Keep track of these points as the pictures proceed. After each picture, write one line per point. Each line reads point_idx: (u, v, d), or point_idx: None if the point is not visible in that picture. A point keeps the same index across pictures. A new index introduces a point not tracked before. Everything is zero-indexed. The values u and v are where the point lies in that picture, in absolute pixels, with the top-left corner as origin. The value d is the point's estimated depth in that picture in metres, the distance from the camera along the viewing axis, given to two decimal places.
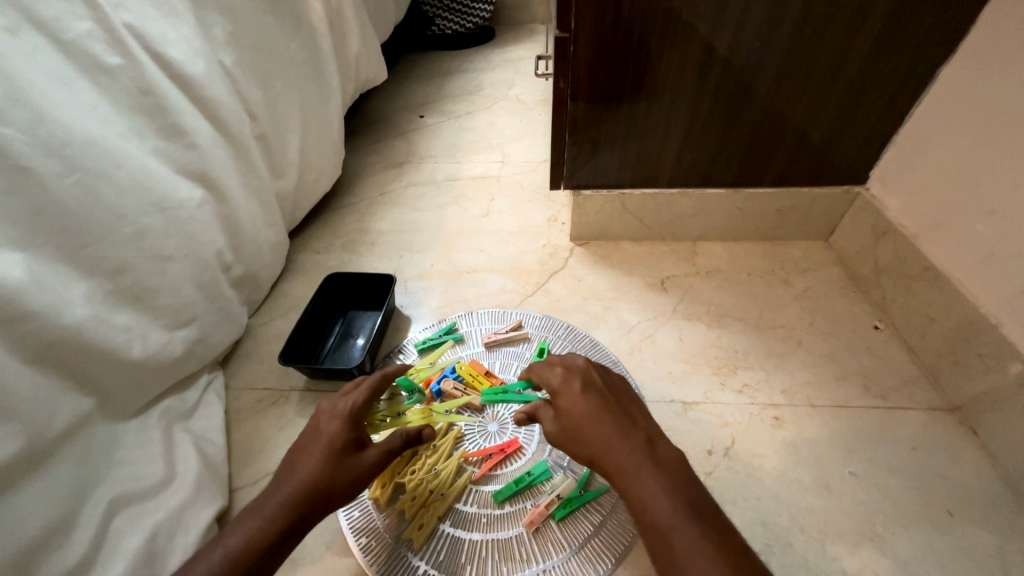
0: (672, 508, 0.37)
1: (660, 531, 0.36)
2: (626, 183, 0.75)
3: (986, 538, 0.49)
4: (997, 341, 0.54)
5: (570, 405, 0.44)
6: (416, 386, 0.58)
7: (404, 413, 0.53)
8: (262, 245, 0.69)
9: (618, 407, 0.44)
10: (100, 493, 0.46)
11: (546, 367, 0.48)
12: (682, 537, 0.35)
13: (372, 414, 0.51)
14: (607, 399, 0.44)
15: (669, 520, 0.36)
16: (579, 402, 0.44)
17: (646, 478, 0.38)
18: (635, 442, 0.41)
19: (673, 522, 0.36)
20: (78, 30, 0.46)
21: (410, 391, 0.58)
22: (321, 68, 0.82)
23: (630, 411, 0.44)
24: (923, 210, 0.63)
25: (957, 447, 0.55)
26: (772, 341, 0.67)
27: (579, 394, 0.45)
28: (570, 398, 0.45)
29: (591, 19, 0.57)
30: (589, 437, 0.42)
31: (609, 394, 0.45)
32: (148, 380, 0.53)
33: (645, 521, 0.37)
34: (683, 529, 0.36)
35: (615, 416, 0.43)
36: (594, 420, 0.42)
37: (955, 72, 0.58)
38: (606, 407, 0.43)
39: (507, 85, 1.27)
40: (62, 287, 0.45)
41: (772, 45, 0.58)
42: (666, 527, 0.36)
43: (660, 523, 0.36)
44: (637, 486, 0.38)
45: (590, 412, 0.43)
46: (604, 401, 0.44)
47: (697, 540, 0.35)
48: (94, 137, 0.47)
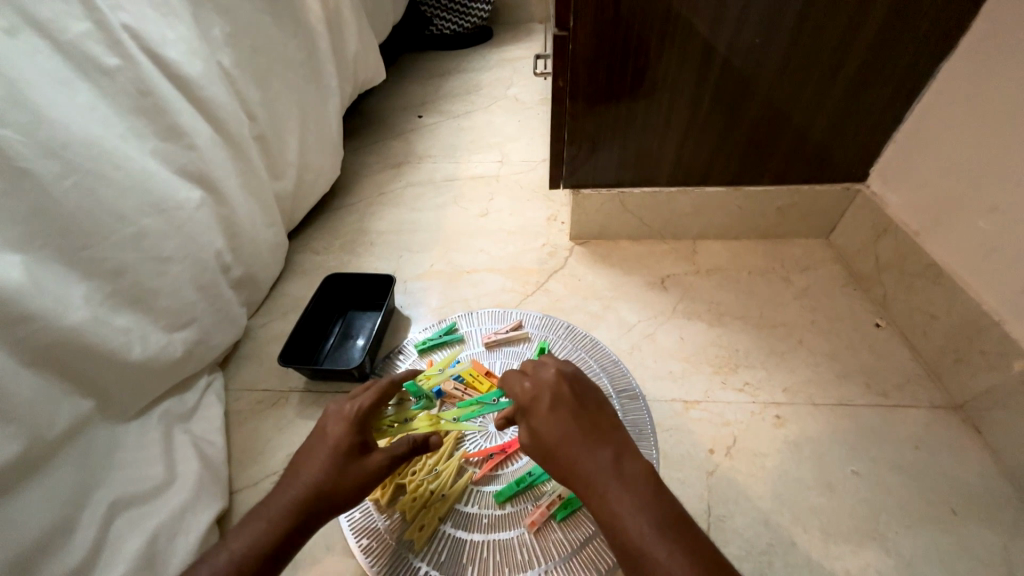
0: (640, 529, 0.37)
1: (630, 552, 0.37)
2: (626, 182, 0.74)
3: (990, 536, 0.49)
4: (1000, 339, 0.54)
5: (539, 423, 0.44)
6: (424, 391, 0.57)
7: (410, 420, 0.53)
8: (262, 246, 0.69)
9: (588, 422, 0.43)
10: (100, 496, 0.46)
11: (517, 380, 0.48)
12: (650, 558, 0.36)
13: (380, 419, 0.52)
14: (576, 414, 0.44)
15: (638, 540, 0.37)
16: (546, 420, 0.44)
17: (614, 499, 0.39)
18: (604, 460, 0.41)
19: (641, 543, 0.37)
20: (76, 31, 0.46)
21: (417, 396, 0.57)
22: (319, 68, 0.82)
23: (601, 424, 0.43)
24: (924, 206, 0.63)
25: (960, 445, 0.55)
26: (773, 339, 0.66)
27: (547, 411, 0.44)
28: (539, 415, 0.44)
29: (589, 17, 0.57)
30: (558, 457, 0.42)
31: (579, 408, 0.44)
32: (147, 382, 0.53)
33: (616, 540, 0.38)
34: (650, 550, 0.36)
35: (583, 433, 0.42)
36: (562, 438, 0.42)
37: (956, 68, 0.57)
38: (575, 424, 0.43)
39: (505, 84, 1.27)
40: (62, 289, 0.45)
41: (770, 43, 0.58)
42: (634, 548, 0.37)
43: (629, 543, 0.37)
44: (605, 505, 0.39)
45: (558, 430, 0.43)
46: (573, 417, 0.44)
47: (664, 561, 0.35)
48: (93, 139, 0.47)
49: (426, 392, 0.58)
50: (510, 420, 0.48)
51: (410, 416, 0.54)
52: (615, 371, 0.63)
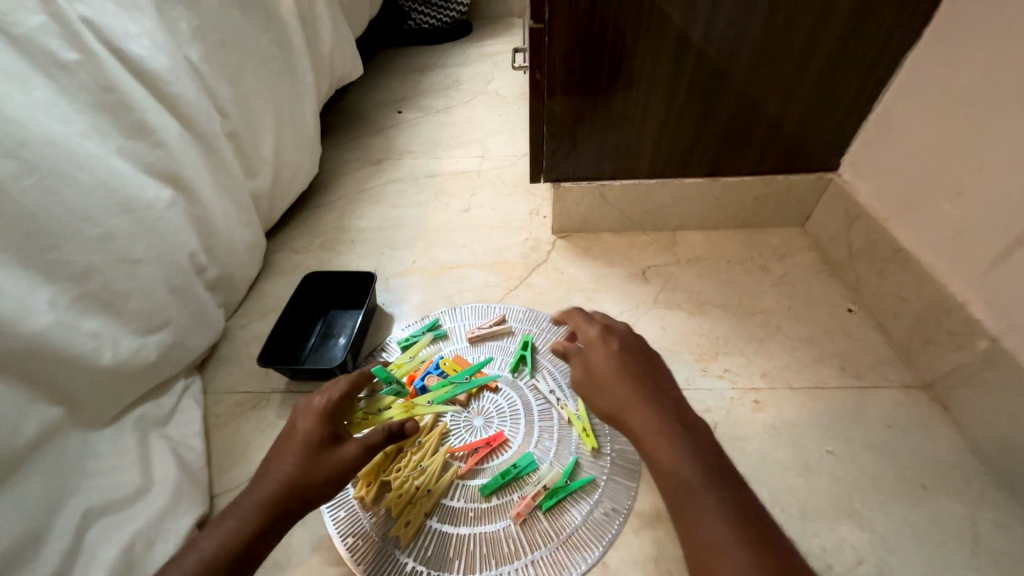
0: (691, 474, 0.39)
1: (676, 491, 0.39)
2: (605, 175, 0.75)
3: (958, 508, 0.51)
4: (964, 319, 0.56)
5: (607, 376, 0.47)
6: (396, 377, 0.58)
7: (383, 409, 0.54)
8: (238, 246, 0.68)
9: (649, 382, 0.46)
10: (73, 505, 0.44)
11: (585, 326, 0.52)
12: (700, 500, 0.38)
13: (353, 412, 0.52)
14: (641, 374, 0.47)
15: (689, 480, 0.39)
16: (616, 375, 0.47)
17: (669, 443, 0.41)
18: (658, 414, 0.43)
19: (689, 484, 0.39)
20: (31, 25, 0.44)
21: (388, 382, 0.58)
22: (294, 63, 0.80)
23: (661, 385, 0.46)
24: (892, 194, 0.65)
25: (929, 423, 0.57)
26: (751, 326, 0.68)
27: (615, 368, 0.47)
28: (608, 370, 0.47)
29: (565, 9, 0.57)
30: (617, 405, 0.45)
31: (647, 370, 0.47)
32: (120, 387, 0.51)
33: (664, 479, 0.40)
34: (697, 491, 0.38)
35: (643, 388, 0.45)
36: (624, 390, 0.45)
37: (922, 58, 0.59)
38: (639, 380, 0.46)
39: (485, 79, 1.26)
40: (24, 294, 0.43)
41: (744, 34, 0.59)
42: (682, 488, 0.39)
43: (678, 484, 0.39)
44: (659, 449, 0.41)
45: (624, 383, 0.46)
46: (639, 376, 0.47)
47: (712, 501, 0.38)
48: (51, 136, 0.45)
49: (398, 378, 0.59)
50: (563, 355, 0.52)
51: (383, 407, 0.54)
52: None
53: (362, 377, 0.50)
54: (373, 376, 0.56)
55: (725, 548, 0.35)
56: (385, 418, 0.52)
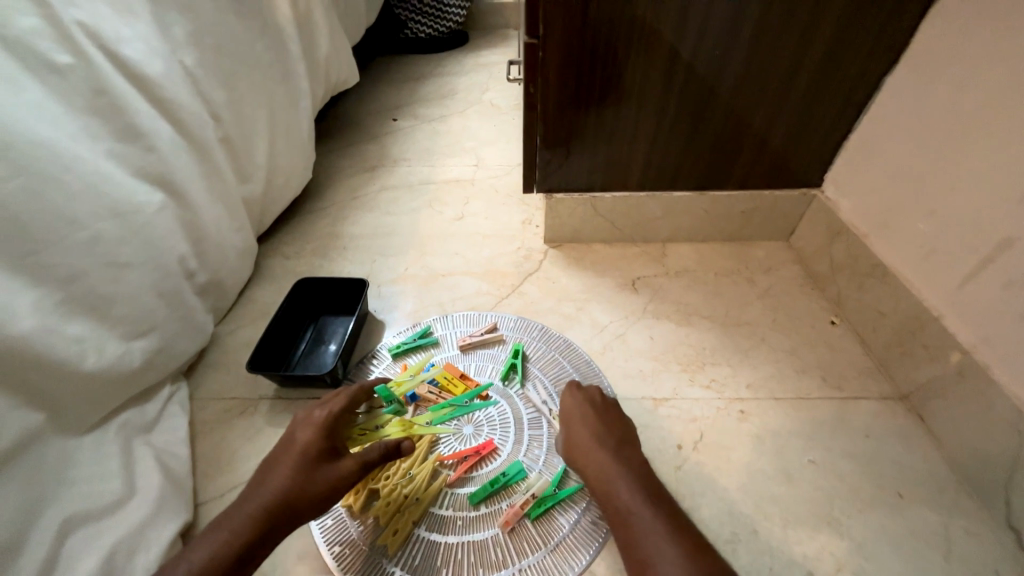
0: (635, 504, 0.43)
1: (621, 518, 0.43)
2: (596, 187, 0.76)
3: (933, 517, 0.53)
4: (939, 333, 0.58)
5: (568, 416, 0.51)
6: (396, 396, 0.58)
7: (382, 426, 0.53)
8: (228, 251, 0.67)
9: (603, 419, 0.51)
10: (52, 513, 0.44)
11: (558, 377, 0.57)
12: (640, 526, 0.41)
13: (351, 428, 0.51)
14: (599, 412, 0.51)
15: (631, 508, 0.43)
16: (575, 413, 0.51)
17: (614, 475, 0.45)
18: (609, 448, 0.48)
19: (632, 512, 0.42)
20: (24, 27, 0.44)
21: (388, 400, 0.58)
22: (289, 70, 0.80)
23: (615, 422, 0.51)
24: (871, 210, 0.67)
25: (906, 434, 0.59)
26: (737, 337, 0.69)
27: (575, 408, 0.52)
28: (568, 410, 0.52)
29: (559, 25, 0.59)
30: (573, 444, 0.49)
31: (604, 409, 0.52)
32: (104, 392, 0.50)
33: (611, 508, 0.44)
34: (637, 518, 0.42)
35: (597, 425, 0.50)
36: (579, 429, 0.50)
37: (899, 81, 0.62)
38: (595, 418, 0.50)
39: (480, 89, 1.28)
40: (8, 296, 0.43)
41: (731, 55, 0.61)
42: (625, 514, 0.42)
43: (622, 512, 0.43)
44: (606, 481, 0.45)
45: (582, 421, 0.50)
46: (596, 413, 0.51)
47: (651, 526, 0.41)
48: (41, 139, 0.45)
49: (398, 397, 0.58)
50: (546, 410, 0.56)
51: (382, 423, 0.53)
52: (587, 370, 0.65)
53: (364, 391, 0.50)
54: (374, 394, 0.56)
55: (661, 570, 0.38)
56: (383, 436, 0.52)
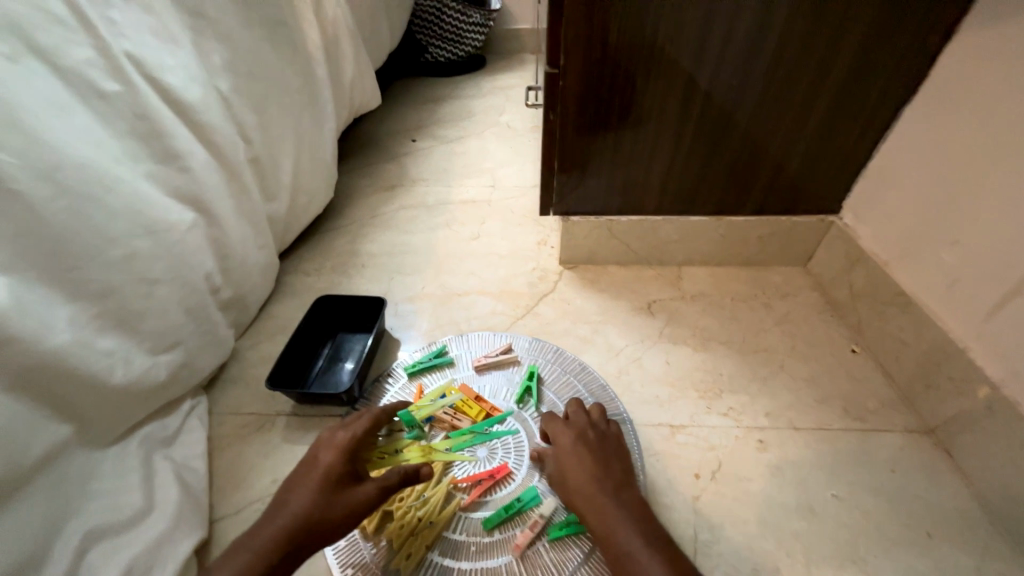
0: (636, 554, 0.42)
1: (625, 564, 0.42)
2: (613, 210, 0.77)
3: (964, 559, 0.51)
4: (965, 366, 0.57)
5: (564, 458, 0.50)
6: (417, 421, 0.59)
7: (400, 451, 0.53)
8: (251, 268, 0.69)
9: (599, 460, 0.49)
10: (74, 526, 0.44)
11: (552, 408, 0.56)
12: (643, 571, 0.41)
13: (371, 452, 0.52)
14: (594, 452, 0.50)
15: (633, 553, 0.42)
16: (570, 455, 0.50)
17: (614, 519, 0.44)
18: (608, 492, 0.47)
19: (633, 563, 0.42)
20: (77, 57, 0.47)
21: (410, 426, 0.59)
22: (316, 94, 0.83)
23: (611, 461, 0.49)
24: (892, 239, 0.67)
25: (933, 469, 0.57)
26: (755, 364, 0.68)
27: (571, 450, 0.50)
28: (563, 451, 0.51)
29: (579, 56, 0.60)
30: (571, 489, 0.48)
31: (598, 448, 0.50)
32: (128, 405, 0.51)
33: (614, 553, 0.43)
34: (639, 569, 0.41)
35: (594, 467, 0.49)
36: (576, 474, 0.48)
37: (919, 111, 0.62)
38: (591, 459, 0.49)
39: (497, 111, 1.30)
40: (47, 312, 0.44)
41: (748, 84, 0.62)
42: (626, 565, 0.42)
43: (625, 558, 0.42)
44: (606, 526, 0.44)
45: (578, 464, 0.49)
46: (591, 453, 0.50)
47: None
48: (86, 161, 0.47)
49: (419, 422, 0.59)
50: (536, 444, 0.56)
51: (400, 448, 0.54)
52: (603, 394, 0.64)
53: (385, 414, 0.51)
54: (395, 419, 0.58)
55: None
56: (403, 461, 0.52)
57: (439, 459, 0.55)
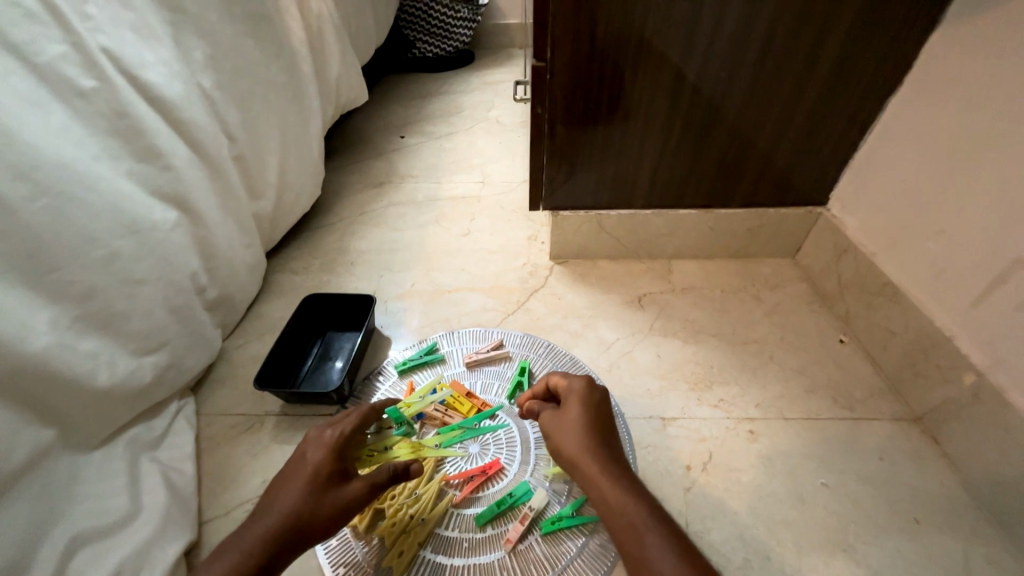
0: (645, 520, 0.40)
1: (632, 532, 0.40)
2: (602, 205, 0.77)
3: (952, 544, 0.51)
4: (952, 353, 0.57)
5: (568, 425, 0.48)
6: (406, 417, 0.58)
7: (390, 447, 0.54)
8: (238, 267, 0.68)
9: (603, 429, 0.48)
10: (58, 531, 0.43)
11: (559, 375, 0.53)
12: (651, 541, 0.39)
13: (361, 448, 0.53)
14: (598, 420, 0.48)
15: (642, 522, 0.40)
16: (576, 423, 0.48)
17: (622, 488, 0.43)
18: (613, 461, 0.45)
19: (643, 529, 0.40)
20: (52, 53, 0.46)
21: (399, 423, 0.58)
22: (302, 90, 0.82)
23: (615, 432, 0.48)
24: (879, 229, 0.67)
25: (921, 456, 0.58)
26: (745, 356, 0.69)
27: (575, 417, 0.48)
28: (568, 418, 0.48)
29: (566, 49, 0.60)
30: (576, 455, 0.46)
31: (601, 416, 0.49)
32: (113, 408, 0.51)
33: (621, 522, 0.41)
34: (647, 536, 0.39)
35: (598, 436, 0.47)
36: (582, 441, 0.46)
37: (904, 102, 0.62)
38: (595, 428, 0.47)
39: (486, 106, 1.30)
40: (25, 314, 0.43)
41: (735, 76, 0.62)
42: (636, 532, 0.40)
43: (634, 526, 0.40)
44: (615, 494, 0.42)
45: (583, 431, 0.47)
46: (595, 422, 0.48)
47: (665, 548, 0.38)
48: (64, 159, 0.46)
49: (408, 418, 0.59)
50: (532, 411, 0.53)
51: (390, 444, 0.55)
52: None
53: (373, 412, 0.50)
54: (383, 416, 0.58)
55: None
56: (392, 457, 0.53)
57: (429, 456, 0.55)
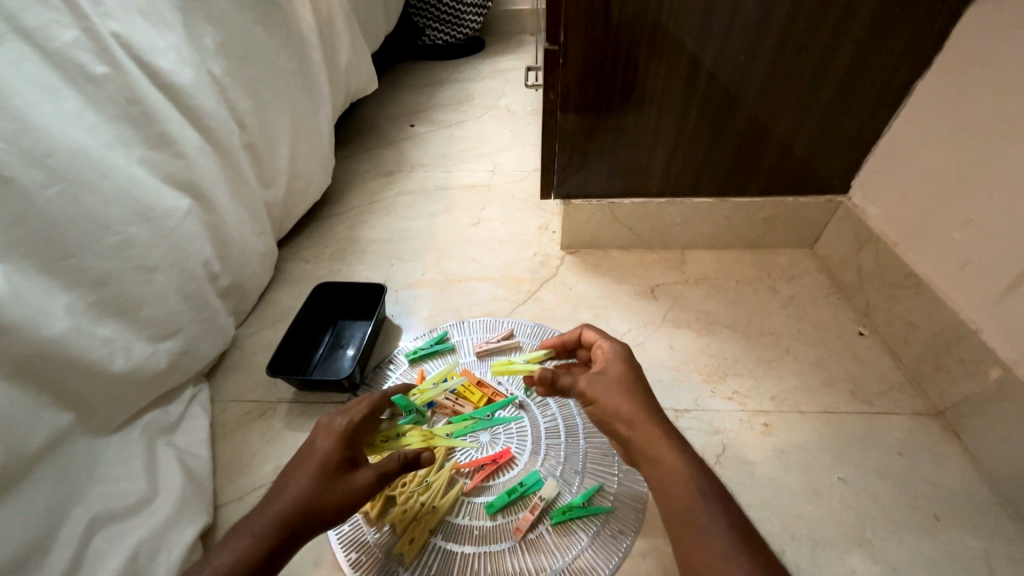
0: (697, 487, 0.39)
1: (677, 503, 0.39)
2: (615, 193, 0.75)
3: (972, 541, 0.50)
4: (977, 346, 0.55)
5: (605, 389, 0.46)
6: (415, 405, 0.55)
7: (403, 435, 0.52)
8: (250, 255, 0.69)
9: (645, 391, 0.46)
10: (79, 512, 0.44)
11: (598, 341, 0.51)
12: (694, 513, 0.38)
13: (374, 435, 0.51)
14: (639, 383, 0.46)
15: (685, 493, 0.39)
16: (617, 384, 0.46)
17: (666, 458, 0.41)
18: (661, 423, 0.44)
19: (691, 496, 0.39)
20: (64, 39, 0.46)
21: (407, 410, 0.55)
22: (312, 77, 0.82)
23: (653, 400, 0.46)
24: (902, 219, 0.65)
25: (941, 451, 0.57)
26: (760, 348, 0.67)
27: (617, 379, 0.46)
28: (608, 379, 0.46)
29: (579, 32, 0.58)
30: (615, 420, 0.44)
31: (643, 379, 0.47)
32: (131, 392, 0.51)
33: (665, 491, 0.40)
34: (701, 503, 0.38)
35: (641, 399, 0.45)
36: (623, 401, 0.44)
37: (930, 85, 0.60)
38: (639, 391, 0.46)
39: (497, 94, 1.28)
40: (43, 299, 0.44)
41: (755, 60, 0.60)
42: (683, 499, 0.39)
43: (677, 496, 0.39)
44: (657, 462, 0.41)
45: (624, 394, 0.45)
46: (635, 385, 0.46)
47: (712, 520, 0.37)
48: (78, 146, 0.46)
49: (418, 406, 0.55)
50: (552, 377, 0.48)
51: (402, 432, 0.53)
52: None
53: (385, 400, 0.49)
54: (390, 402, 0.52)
55: (730, 565, 0.35)
56: (405, 445, 0.51)
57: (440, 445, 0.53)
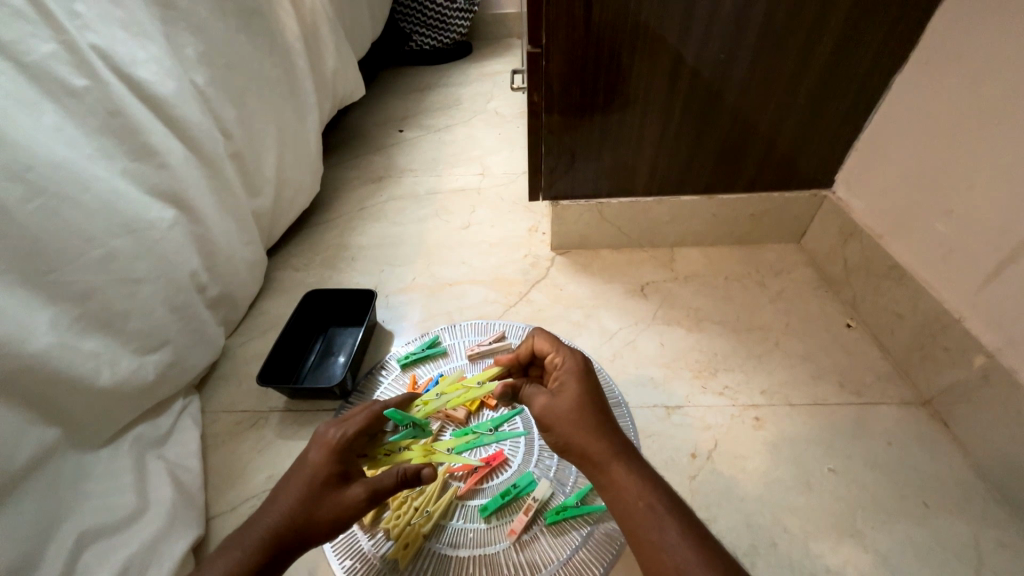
0: (650, 502, 0.39)
1: (633, 517, 0.39)
2: (603, 193, 0.76)
3: (961, 528, 0.51)
4: (961, 335, 0.56)
5: (560, 406, 0.44)
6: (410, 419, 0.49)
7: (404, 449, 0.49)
8: (239, 264, 0.68)
9: (601, 405, 0.45)
10: (67, 529, 0.44)
11: (554, 351, 0.49)
12: (649, 526, 0.38)
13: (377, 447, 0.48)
14: (595, 398, 0.45)
15: (639, 506, 0.39)
16: (573, 401, 0.45)
17: (618, 469, 0.41)
18: (618, 436, 0.43)
19: (650, 511, 0.38)
20: (41, 52, 0.45)
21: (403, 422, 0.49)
22: (297, 85, 0.82)
23: (608, 415, 0.45)
24: (885, 211, 0.66)
25: (929, 439, 0.57)
26: (749, 342, 0.68)
27: (572, 397, 0.45)
28: (564, 397, 0.45)
29: (561, 34, 0.59)
30: (568, 438, 0.43)
31: (599, 393, 0.46)
32: (118, 407, 0.51)
33: (621, 505, 0.40)
34: (654, 516, 0.38)
35: (597, 415, 0.44)
36: (577, 419, 0.43)
37: (907, 81, 0.61)
38: (594, 407, 0.45)
39: (485, 98, 1.29)
40: (26, 315, 0.43)
41: (736, 58, 0.60)
42: (639, 512, 0.39)
43: (633, 510, 0.39)
44: (613, 475, 0.41)
45: (579, 410, 0.44)
46: (591, 400, 0.45)
47: (667, 533, 0.37)
48: (58, 160, 0.46)
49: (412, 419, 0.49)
50: (510, 390, 0.47)
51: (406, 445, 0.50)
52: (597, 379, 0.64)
53: (383, 412, 0.47)
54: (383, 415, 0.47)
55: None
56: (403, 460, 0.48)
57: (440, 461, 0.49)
